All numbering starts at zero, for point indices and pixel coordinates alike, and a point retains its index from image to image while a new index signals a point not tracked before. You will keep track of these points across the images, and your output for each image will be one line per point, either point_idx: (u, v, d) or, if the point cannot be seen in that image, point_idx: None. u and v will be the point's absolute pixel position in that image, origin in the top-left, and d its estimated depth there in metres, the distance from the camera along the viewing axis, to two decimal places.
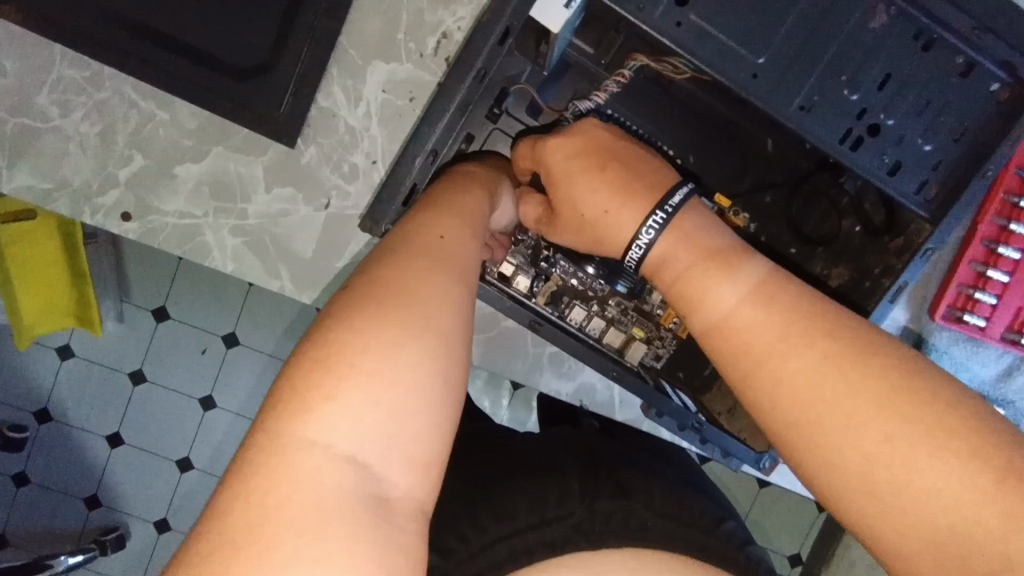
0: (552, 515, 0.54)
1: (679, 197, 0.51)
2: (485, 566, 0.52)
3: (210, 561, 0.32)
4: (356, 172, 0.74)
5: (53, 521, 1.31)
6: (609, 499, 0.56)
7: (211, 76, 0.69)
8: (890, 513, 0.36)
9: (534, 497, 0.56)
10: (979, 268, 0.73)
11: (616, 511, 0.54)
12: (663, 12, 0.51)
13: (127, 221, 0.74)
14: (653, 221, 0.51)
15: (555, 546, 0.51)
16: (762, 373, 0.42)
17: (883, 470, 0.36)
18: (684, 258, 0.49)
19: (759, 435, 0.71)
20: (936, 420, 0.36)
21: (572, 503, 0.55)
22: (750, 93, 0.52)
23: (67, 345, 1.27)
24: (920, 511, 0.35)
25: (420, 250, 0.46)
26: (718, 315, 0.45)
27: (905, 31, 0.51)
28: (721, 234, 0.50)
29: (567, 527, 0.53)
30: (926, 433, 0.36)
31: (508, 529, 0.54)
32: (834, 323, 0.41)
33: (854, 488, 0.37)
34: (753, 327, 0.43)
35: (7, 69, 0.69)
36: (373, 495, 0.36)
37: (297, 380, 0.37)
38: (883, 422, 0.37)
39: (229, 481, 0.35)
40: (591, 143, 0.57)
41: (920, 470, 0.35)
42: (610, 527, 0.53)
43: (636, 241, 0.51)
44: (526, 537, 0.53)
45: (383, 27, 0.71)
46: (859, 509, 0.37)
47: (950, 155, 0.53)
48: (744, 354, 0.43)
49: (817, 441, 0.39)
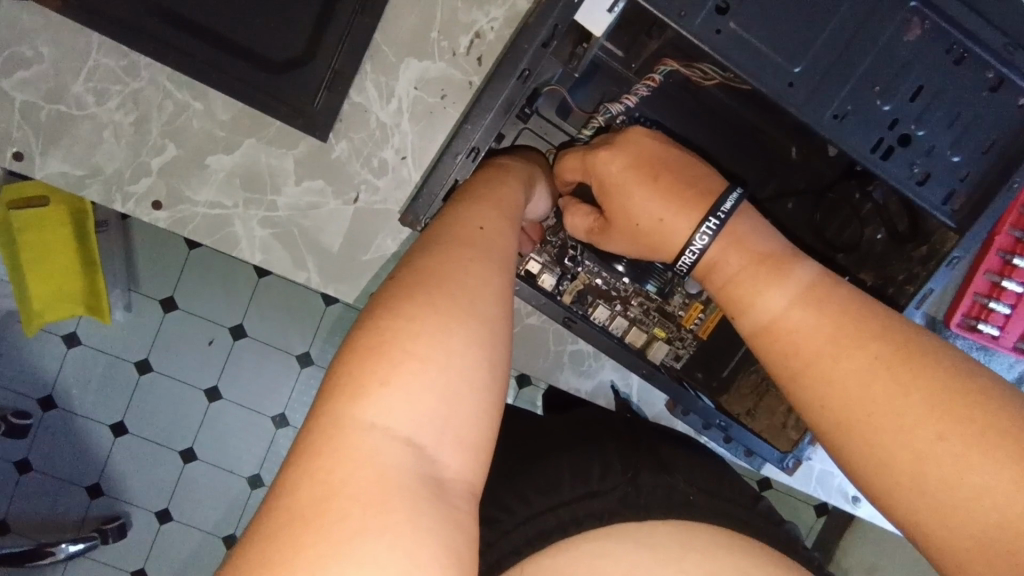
0: (598, 488, 0.58)
1: (730, 202, 0.53)
2: (533, 535, 0.54)
3: (282, 533, 0.33)
4: (385, 167, 0.75)
5: (54, 510, 1.30)
6: (651, 474, 0.59)
7: (248, 69, 0.70)
8: (941, 509, 0.37)
9: (577, 470, 0.60)
10: (994, 278, 0.74)
11: (659, 485, 0.58)
12: (704, 19, 0.52)
13: (158, 210, 0.75)
14: (707, 227, 0.53)
15: (602, 517, 0.55)
16: (811, 374, 0.44)
17: (935, 466, 0.38)
18: (736, 263, 0.52)
19: (779, 435, 0.73)
20: (987, 423, 0.38)
21: (614, 478, 0.59)
22: (787, 101, 0.53)
23: (73, 333, 1.27)
24: (974, 508, 0.36)
25: (463, 240, 0.46)
26: (768, 316, 0.48)
27: (939, 45, 0.53)
28: (770, 237, 0.53)
29: (613, 500, 0.56)
30: (980, 435, 0.37)
31: (554, 501, 0.57)
32: (882, 325, 0.44)
33: (904, 481, 0.39)
34: (804, 330, 0.45)
35: (43, 55, 0.70)
36: (428, 475, 0.37)
37: (352, 364, 0.38)
38: (933, 422, 0.38)
39: (294, 460, 0.36)
40: (643, 154, 0.58)
41: (974, 470, 0.37)
42: (655, 499, 0.56)
43: (690, 247, 0.53)
44: (574, 507, 0.56)
45: (417, 26, 0.71)
46: (907, 502, 0.39)
47: (976, 168, 0.55)
48: (794, 353, 0.45)
49: (867, 438, 0.41)
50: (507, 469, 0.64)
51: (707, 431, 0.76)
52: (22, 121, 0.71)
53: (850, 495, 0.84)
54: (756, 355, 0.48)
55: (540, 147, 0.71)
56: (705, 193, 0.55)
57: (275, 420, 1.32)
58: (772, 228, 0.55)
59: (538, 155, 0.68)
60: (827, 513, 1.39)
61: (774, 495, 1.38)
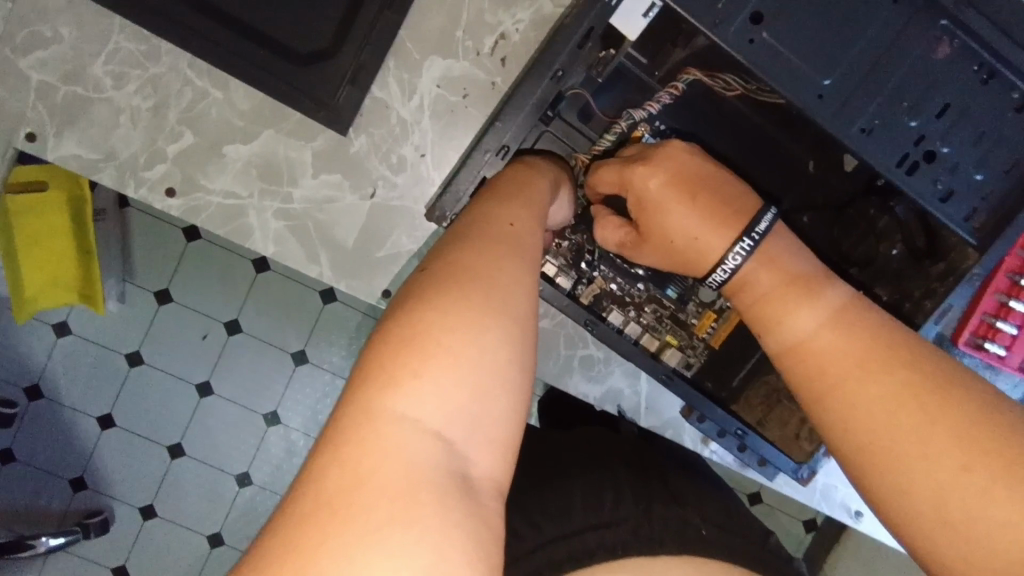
0: (609, 517, 0.58)
1: (765, 222, 0.54)
2: (544, 565, 0.54)
3: (307, 524, 0.32)
4: (404, 163, 0.75)
5: (34, 502, 1.27)
6: (664, 506, 0.59)
7: (271, 58, 0.70)
8: (962, 540, 0.37)
9: (589, 500, 0.60)
10: (1002, 298, 0.75)
11: (671, 516, 0.57)
12: (738, 28, 0.53)
13: (171, 197, 0.73)
14: (740, 247, 0.53)
15: (614, 550, 0.54)
16: (836, 395, 0.44)
17: (957, 497, 0.38)
18: (767, 283, 0.52)
19: (793, 445, 0.73)
20: (1015, 458, 0.37)
21: (626, 508, 0.59)
22: (816, 113, 0.54)
23: (65, 322, 1.24)
24: (993, 542, 0.36)
25: (495, 236, 0.45)
26: (798, 337, 0.48)
27: (967, 64, 0.54)
28: (801, 258, 0.53)
29: (626, 531, 0.56)
30: (1004, 471, 0.37)
31: (566, 529, 0.57)
32: (913, 354, 0.44)
33: (925, 511, 0.39)
34: (831, 352, 0.45)
35: (63, 35, 0.69)
36: (456, 472, 0.36)
37: (384, 353, 0.38)
38: (960, 454, 0.38)
39: (322, 447, 0.35)
40: (680, 170, 0.58)
41: (999, 504, 0.37)
42: (669, 531, 0.56)
43: (722, 266, 0.54)
44: (586, 537, 0.56)
45: (443, 24, 0.71)
46: (929, 534, 0.39)
47: (1000, 186, 0.56)
48: (822, 368, 0.45)
49: (892, 465, 0.40)
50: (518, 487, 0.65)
51: (721, 439, 0.76)
52: (37, 102, 0.70)
53: (854, 510, 0.84)
54: (783, 373, 0.49)
55: (560, 152, 0.70)
56: (733, 209, 0.55)
57: (267, 419, 1.30)
58: (802, 247, 0.55)
59: (557, 159, 0.67)
60: (817, 528, 1.41)
61: (764, 510, 1.38)
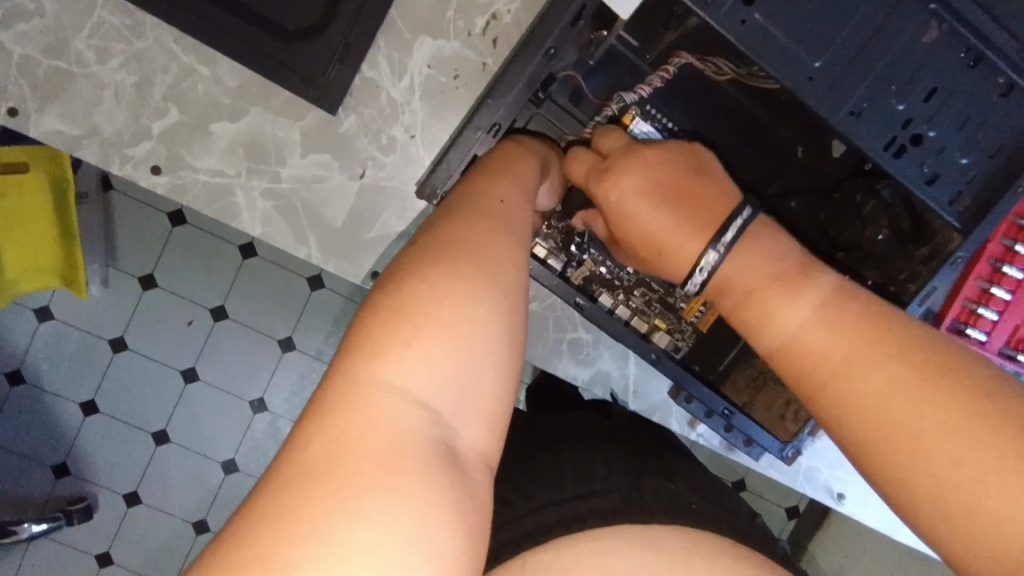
0: (601, 487, 0.58)
1: (736, 225, 0.54)
2: (533, 527, 0.54)
3: (289, 490, 0.31)
4: (394, 144, 0.74)
5: (16, 489, 1.26)
6: (652, 479, 0.60)
7: (259, 35, 0.69)
8: (963, 536, 0.37)
9: (580, 471, 0.61)
10: (984, 284, 0.77)
11: (660, 490, 0.59)
12: (729, 8, 0.53)
13: (157, 175, 0.72)
14: (711, 255, 0.53)
15: (607, 516, 0.54)
16: (830, 395, 0.44)
17: (955, 492, 0.38)
18: (750, 281, 0.52)
19: (779, 425, 0.75)
20: (1009, 447, 0.37)
21: (618, 480, 0.59)
22: (805, 95, 0.54)
23: (46, 306, 1.23)
24: (995, 537, 0.36)
25: (482, 210, 0.45)
26: (784, 336, 0.48)
27: (956, 47, 0.54)
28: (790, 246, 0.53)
29: (618, 500, 0.56)
30: (999, 460, 0.37)
31: (557, 497, 0.57)
32: (905, 342, 0.43)
33: (924, 508, 0.39)
34: (819, 351, 0.45)
35: (45, 8, 0.67)
36: (444, 442, 0.36)
37: (372, 323, 0.37)
38: (957, 448, 0.38)
39: (310, 414, 0.35)
40: (649, 183, 0.59)
41: (993, 497, 0.37)
42: (660, 504, 0.56)
43: (693, 277, 0.55)
44: (577, 505, 0.56)
45: (433, 3, 0.71)
46: (931, 530, 0.39)
47: (983, 171, 0.56)
48: (812, 373, 0.45)
49: (889, 463, 0.40)
50: (507, 462, 0.66)
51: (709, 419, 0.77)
52: (19, 76, 0.68)
53: (836, 492, 0.85)
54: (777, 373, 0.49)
55: (551, 134, 0.71)
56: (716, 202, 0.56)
57: (253, 405, 1.29)
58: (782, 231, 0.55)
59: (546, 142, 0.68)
60: (798, 515, 1.43)
61: (748, 497, 1.40)
